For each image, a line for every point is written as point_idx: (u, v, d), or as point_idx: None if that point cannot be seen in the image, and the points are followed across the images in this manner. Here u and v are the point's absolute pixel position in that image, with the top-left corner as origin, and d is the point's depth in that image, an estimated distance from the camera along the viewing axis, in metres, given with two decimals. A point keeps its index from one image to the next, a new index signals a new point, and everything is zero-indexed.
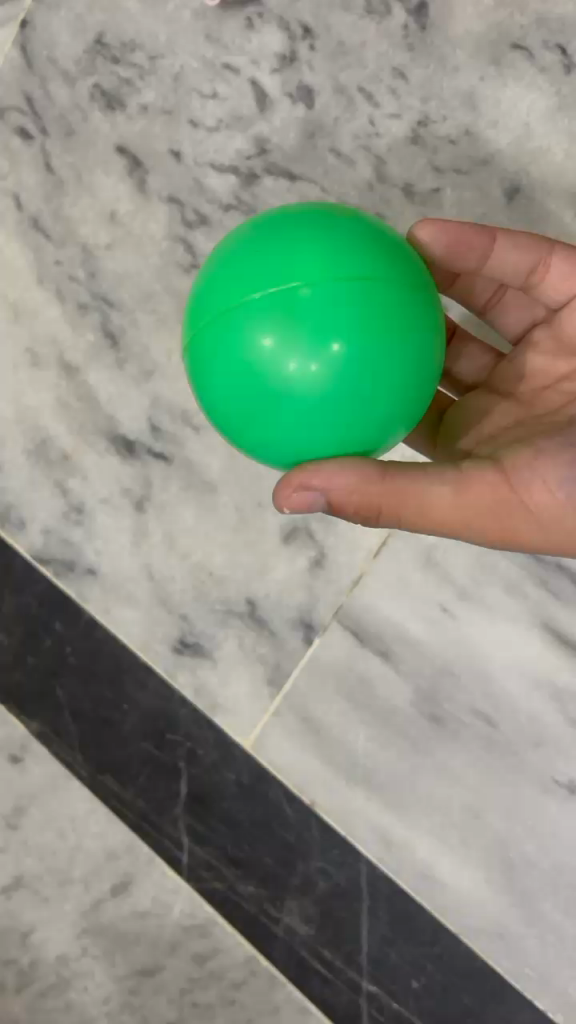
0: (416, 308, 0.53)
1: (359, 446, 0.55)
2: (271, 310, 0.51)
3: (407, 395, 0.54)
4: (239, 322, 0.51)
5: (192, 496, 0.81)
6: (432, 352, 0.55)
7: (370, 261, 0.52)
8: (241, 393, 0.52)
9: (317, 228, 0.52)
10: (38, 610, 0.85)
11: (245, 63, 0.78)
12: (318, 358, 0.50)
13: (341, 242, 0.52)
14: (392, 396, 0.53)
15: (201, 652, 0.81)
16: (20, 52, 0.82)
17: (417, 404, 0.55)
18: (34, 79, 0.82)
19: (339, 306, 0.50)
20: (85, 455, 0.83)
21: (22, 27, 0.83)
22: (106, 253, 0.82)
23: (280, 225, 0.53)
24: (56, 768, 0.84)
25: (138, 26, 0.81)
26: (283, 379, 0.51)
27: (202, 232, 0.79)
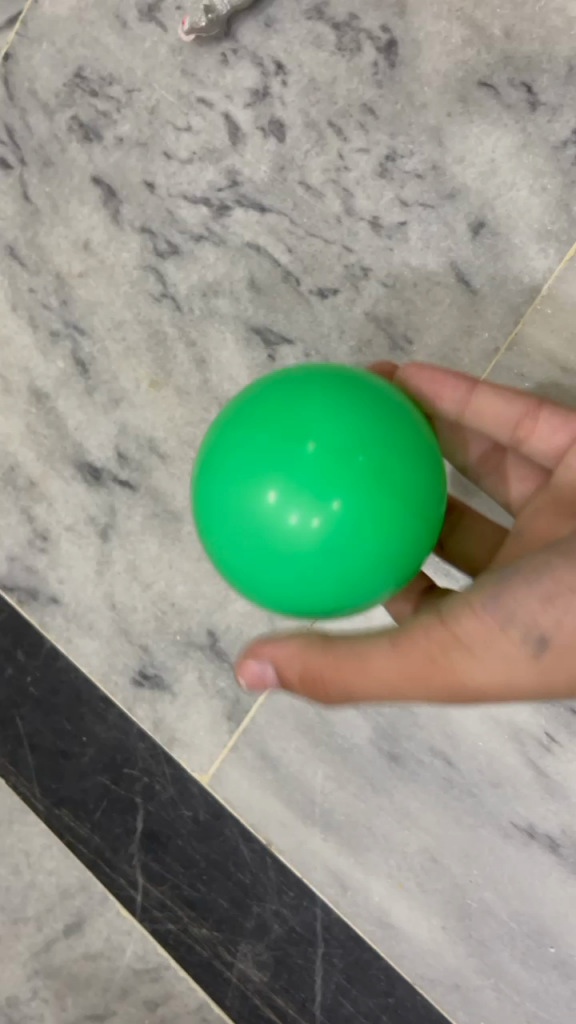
0: (419, 464, 0.53)
1: (360, 596, 0.53)
2: (282, 468, 0.50)
3: (408, 551, 0.53)
4: (243, 472, 0.51)
5: (157, 525, 0.81)
6: (437, 503, 0.55)
7: (372, 425, 0.52)
8: (245, 545, 0.52)
9: (326, 390, 0.53)
10: (0, 638, 0.84)
11: (218, 98, 0.78)
12: (318, 510, 0.50)
13: (346, 406, 0.52)
14: (395, 548, 0.52)
15: (160, 686, 0.80)
16: (2, 84, 0.84)
17: (420, 553, 0.55)
18: (15, 111, 0.84)
19: (345, 464, 0.50)
20: (51, 484, 0.83)
21: (5, 59, 0.84)
22: (79, 281, 0.82)
23: (287, 389, 0.53)
24: (14, 801, 0.82)
25: (116, 60, 0.81)
26: (285, 532, 0.50)
27: (173, 263, 0.80)
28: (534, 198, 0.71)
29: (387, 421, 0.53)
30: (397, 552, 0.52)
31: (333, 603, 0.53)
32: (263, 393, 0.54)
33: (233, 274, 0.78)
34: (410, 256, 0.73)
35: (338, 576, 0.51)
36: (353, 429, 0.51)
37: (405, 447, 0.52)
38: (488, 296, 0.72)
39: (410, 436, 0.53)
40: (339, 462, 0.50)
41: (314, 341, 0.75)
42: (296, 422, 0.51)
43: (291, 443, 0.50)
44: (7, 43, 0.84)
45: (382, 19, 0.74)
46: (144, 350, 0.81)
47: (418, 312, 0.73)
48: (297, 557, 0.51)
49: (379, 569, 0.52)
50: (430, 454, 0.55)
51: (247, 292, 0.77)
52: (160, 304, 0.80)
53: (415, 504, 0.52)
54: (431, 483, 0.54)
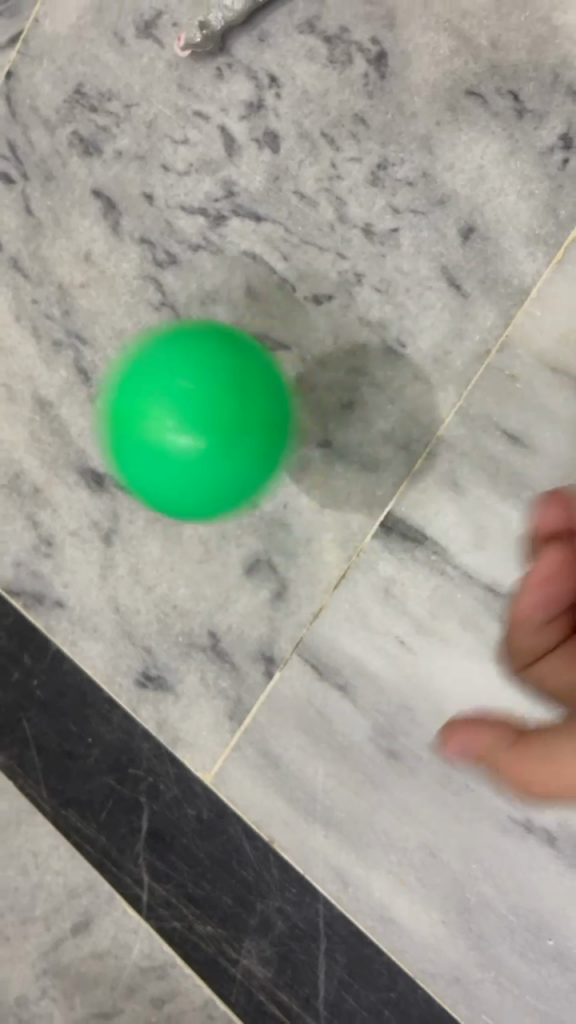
0: (259, 393, 0.63)
1: (208, 505, 0.65)
2: (154, 391, 0.61)
3: (255, 470, 0.65)
4: (133, 395, 0.62)
5: (159, 528, 0.82)
6: (280, 428, 0.65)
7: (228, 364, 0.62)
8: (139, 465, 0.63)
9: (207, 337, 0.64)
10: (7, 641, 0.88)
11: (214, 111, 0.80)
12: (183, 432, 0.61)
13: (213, 351, 0.63)
14: (238, 466, 0.63)
15: (163, 686, 0.81)
16: (5, 102, 0.89)
17: (269, 468, 0.66)
18: (17, 127, 0.88)
19: (198, 397, 0.61)
20: (55, 490, 0.87)
21: (6, 79, 0.89)
22: (80, 292, 0.85)
23: (210, 335, 0.64)
24: (23, 802, 0.86)
25: (115, 77, 0.84)
26: (157, 446, 0.61)
27: (171, 272, 0.82)
28: (523, 203, 0.72)
29: (249, 369, 0.63)
30: (244, 472, 0.64)
31: (210, 507, 0.65)
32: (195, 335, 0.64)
33: (230, 281, 0.79)
34: (402, 262, 0.75)
35: (187, 488, 0.63)
36: (224, 372, 0.62)
37: (271, 393, 0.64)
38: (479, 300, 0.73)
39: (270, 385, 0.65)
40: (213, 393, 0.61)
41: (310, 346, 0.76)
42: (190, 363, 0.62)
43: (166, 375, 0.61)
44: (9, 61, 0.89)
45: (372, 32, 0.75)
46: None
47: (411, 316, 0.74)
48: (168, 466, 0.62)
49: (233, 482, 0.64)
50: (285, 404, 0.67)
51: (244, 300, 0.79)
52: (159, 312, 0.82)
53: (261, 432, 0.63)
54: (280, 419, 0.65)
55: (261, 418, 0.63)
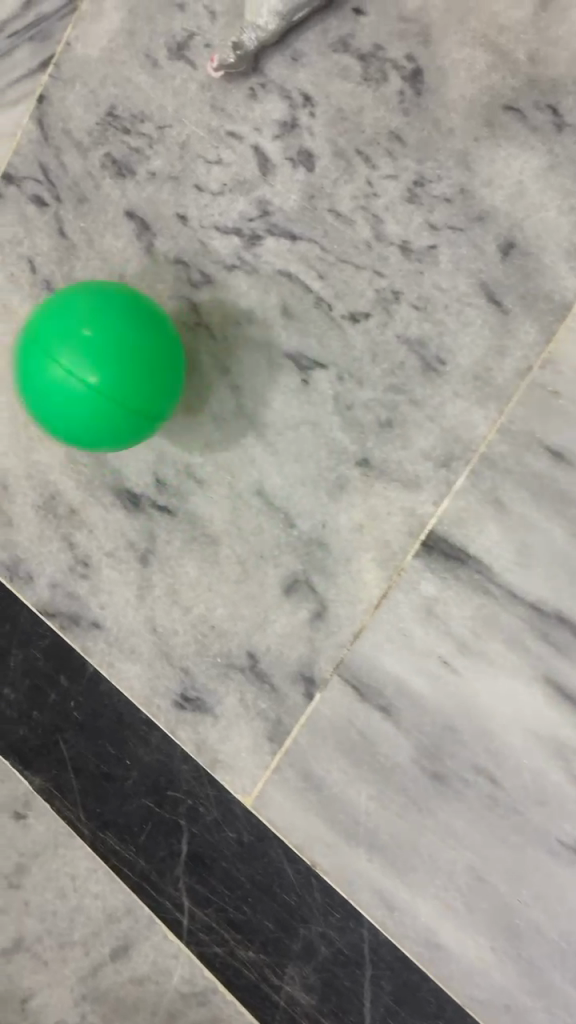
0: (161, 354, 0.71)
1: (107, 443, 0.72)
2: (63, 339, 0.68)
3: (146, 418, 0.71)
4: (46, 340, 0.68)
5: (196, 548, 0.82)
6: (168, 385, 0.72)
7: (131, 322, 0.70)
8: (48, 399, 0.69)
9: (116, 297, 0.71)
10: (43, 663, 0.88)
11: (248, 131, 0.80)
12: (84, 375, 0.67)
13: (118, 306, 0.70)
14: (128, 409, 0.69)
15: (202, 709, 0.81)
16: (37, 126, 0.90)
17: (158, 417, 0.73)
18: (50, 151, 0.89)
19: (101, 349, 0.68)
20: (91, 510, 0.87)
21: (39, 103, 0.90)
22: None
23: (116, 293, 0.71)
24: (60, 825, 0.86)
25: (147, 99, 0.84)
26: (62, 387, 0.68)
27: (206, 292, 0.82)
28: (563, 217, 0.72)
29: (154, 334, 0.71)
30: (133, 412, 0.70)
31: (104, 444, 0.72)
32: (107, 290, 0.71)
33: (265, 301, 0.79)
34: (440, 279, 0.74)
35: (88, 426, 0.70)
36: (122, 324, 0.69)
37: (168, 346, 0.72)
38: (520, 317, 0.72)
39: (168, 340, 0.73)
40: (109, 341, 0.68)
41: (345, 366, 0.77)
42: (94, 316, 0.69)
43: (73, 326, 0.68)
44: (41, 85, 0.90)
45: (407, 49, 0.75)
46: None
47: (450, 333, 0.74)
48: (68, 403, 0.68)
49: (125, 426, 0.70)
50: (177, 362, 0.74)
51: (280, 320, 0.79)
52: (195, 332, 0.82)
53: (156, 386, 0.71)
54: (172, 365, 0.73)
55: (156, 377, 0.71)
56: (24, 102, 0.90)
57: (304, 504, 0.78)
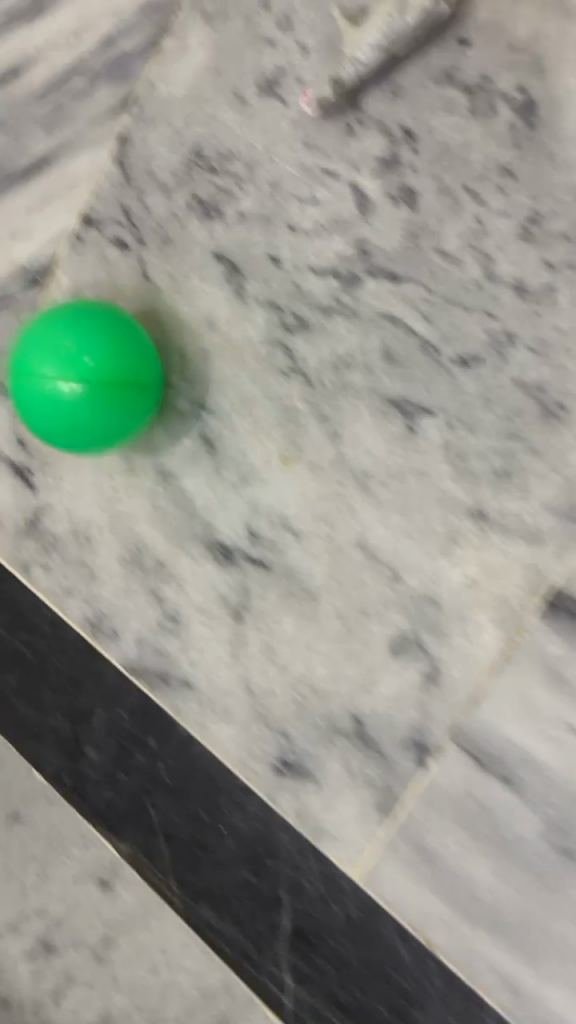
0: (145, 365, 0.78)
1: (100, 443, 0.78)
2: (46, 354, 0.73)
3: (127, 418, 0.77)
4: (38, 352, 0.74)
5: (294, 604, 0.78)
6: (145, 388, 0.78)
7: (110, 333, 0.75)
8: (30, 418, 0.77)
9: (82, 310, 0.76)
10: (130, 724, 0.85)
11: (344, 168, 0.77)
12: (66, 385, 0.73)
13: (107, 324, 0.76)
14: (125, 417, 0.77)
15: (303, 775, 0.77)
16: (118, 167, 0.88)
17: (135, 415, 0.78)
18: (133, 193, 0.87)
19: (91, 359, 0.74)
20: (179, 562, 0.84)
21: (120, 142, 0.88)
22: (205, 360, 0.82)
23: (87, 307, 0.77)
24: (149, 895, 0.81)
25: (236, 137, 0.82)
26: (54, 396, 0.74)
27: (301, 337, 0.78)
28: None
29: (124, 339, 0.76)
30: (129, 421, 0.78)
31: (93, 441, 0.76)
32: (61, 306, 0.77)
33: (365, 346, 0.76)
34: (558, 320, 0.72)
35: (81, 428, 0.75)
36: (113, 343, 0.75)
37: (136, 351, 0.77)
38: None
39: (141, 350, 0.78)
40: (98, 357, 0.74)
41: (455, 412, 0.73)
42: (80, 329, 0.75)
43: (62, 339, 0.74)
44: (122, 125, 0.88)
45: (517, 79, 0.74)
46: (274, 427, 0.80)
47: (572, 378, 0.71)
48: (64, 411, 0.74)
49: (104, 425, 0.75)
50: (146, 359, 0.79)
51: (381, 365, 0.75)
52: (290, 380, 0.79)
53: (118, 387, 0.75)
54: (149, 378, 0.79)
55: (125, 377, 0.76)
56: (106, 142, 0.89)
57: (412, 558, 0.74)
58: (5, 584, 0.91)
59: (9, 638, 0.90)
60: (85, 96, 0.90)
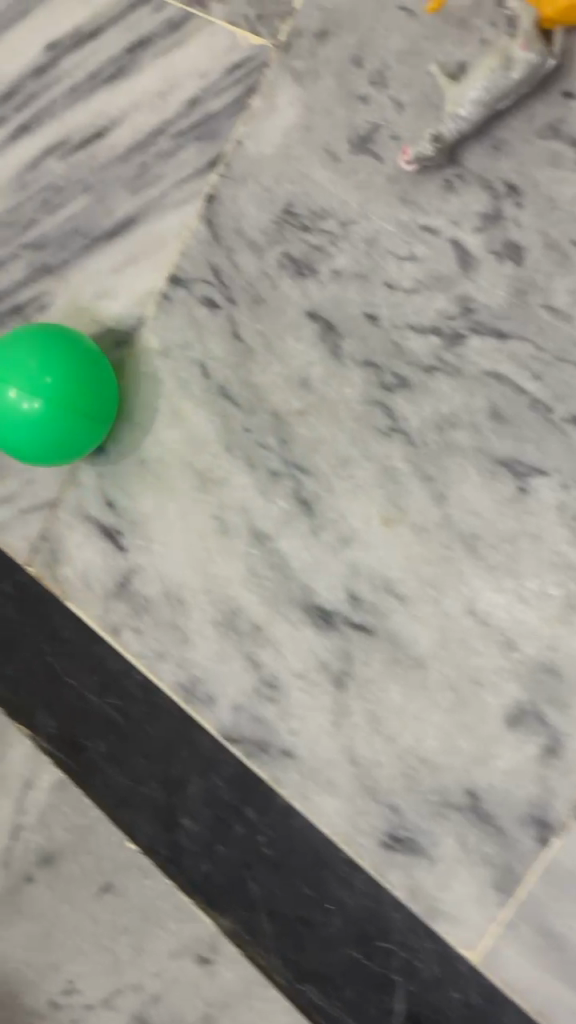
0: (102, 385, 0.84)
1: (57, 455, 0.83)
2: (10, 372, 0.79)
3: (82, 433, 0.82)
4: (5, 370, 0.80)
5: (400, 671, 0.76)
6: (100, 407, 0.84)
7: (70, 355, 0.81)
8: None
9: (47, 331, 0.82)
10: (227, 794, 0.83)
11: (444, 224, 0.76)
12: (24, 402, 0.79)
13: (70, 350, 0.81)
14: (80, 433, 0.82)
15: (414, 851, 0.75)
16: (207, 226, 0.87)
17: (89, 431, 0.83)
18: (222, 251, 0.86)
19: (50, 378, 0.79)
20: (276, 625, 0.82)
21: (208, 201, 0.87)
22: (298, 420, 0.82)
23: (55, 329, 0.83)
24: (251, 973, 0.80)
25: (328, 194, 0.81)
26: (16, 411, 0.79)
27: (401, 396, 0.77)
28: None
29: (84, 360, 0.82)
30: (85, 435, 0.83)
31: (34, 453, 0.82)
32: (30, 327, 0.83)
33: (470, 405, 0.75)
34: None
35: (40, 441, 0.81)
36: (74, 364, 0.81)
37: (96, 371, 0.83)
38: None
39: (99, 371, 0.83)
40: (58, 378, 0.80)
41: (570, 473, 0.71)
42: (44, 350, 0.80)
43: (24, 359, 0.79)
44: (210, 184, 0.87)
45: None
46: (375, 489, 0.78)
47: None
48: (19, 425, 0.80)
49: (57, 439, 0.81)
50: (103, 380, 0.84)
51: (489, 424, 0.74)
52: (390, 440, 0.78)
53: (74, 405, 0.81)
54: (105, 399, 0.85)
55: (85, 397, 0.82)
56: (193, 202, 0.88)
57: (527, 624, 0.71)
58: (95, 647, 0.92)
59: (100, 703, 0.90)
60: (171, 156, 0.89)
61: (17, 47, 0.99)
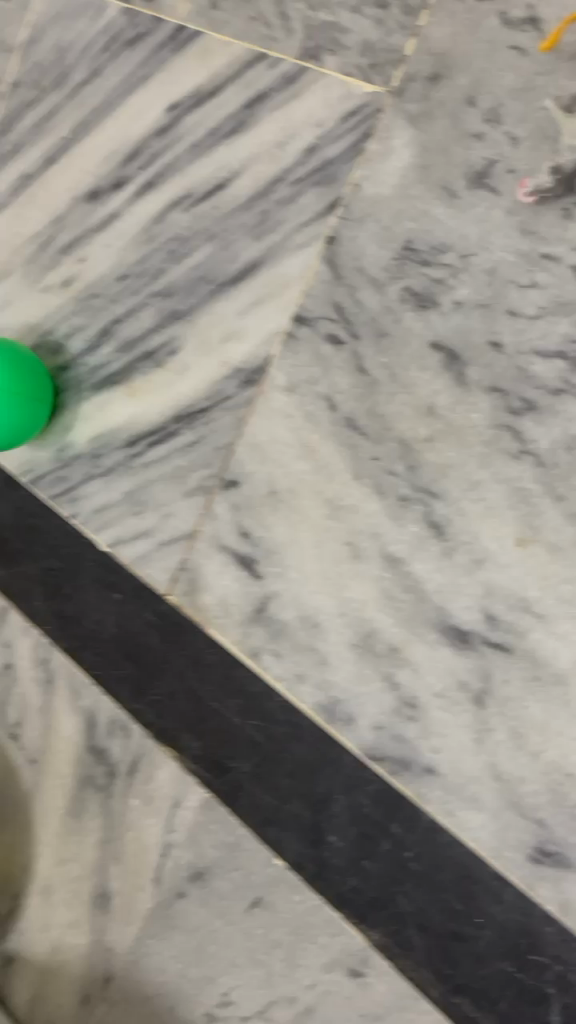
0: (32, 391, 1.03)
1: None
2: None
3: (16, 428, 1.02)
4: None
5: (541, 686, 0.80)
6: (31, 410, 1.03)
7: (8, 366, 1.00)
8: None
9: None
10: (372, 811, 0.87)
11: (565, 251, 0.79)
12: None
13: (9, 360, 1.01)
14: (17, 428, 1.02)
15: (564, 865, 0.78)
16: (329, 266, 0.92)
17: (21, 428, 1.03)
18: (344, 289, 0.91)
19: None
20: (414, 647, 0.85)
21: (328, 241, 0.92)
22: (426, 447, 0.85)
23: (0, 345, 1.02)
24: (403, 986, 0.83)
25: (447, 229, 0.85)
26: None
27: (529, 419, 0.81)
28: None
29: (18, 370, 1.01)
30: (18, 430, 1.02)
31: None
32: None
33: None
34: None
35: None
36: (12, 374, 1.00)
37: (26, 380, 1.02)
38: None
39: (29, 379, 1.03)
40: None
41: None
42: None
43: None
44: (329, 225, 0.92)
45: None
46: (507, 511, 0.81)
47: None
48: None
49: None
50: (33, 387, 1.04)
51: None
52: (519, 462, 0.81)
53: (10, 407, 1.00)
54: (36, 398, 1.04)
55: (22, 399, 1.01)
56: (312, 243, 0.93)
57: None
58: (235, 671, 0.96)
59: (243, 724, 0.95)
60: (291, 201, 0.94)
61: (140, 110, 1.06)
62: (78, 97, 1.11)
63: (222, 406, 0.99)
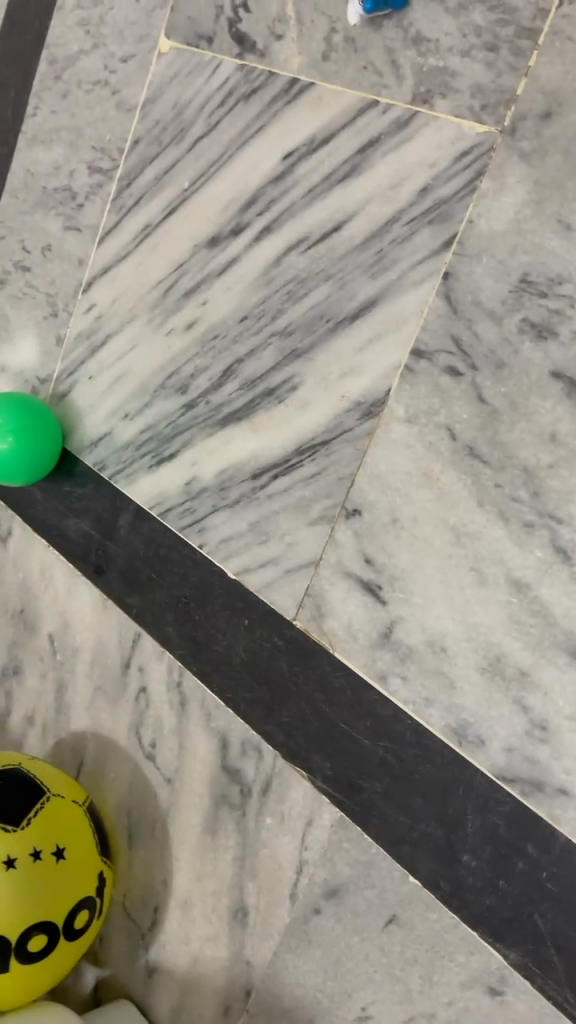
0: (44, 436, 1.23)
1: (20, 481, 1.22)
2: None
3: (29, 468, 1.21)
4: None
5: None
6: (42, 453, 1.23)
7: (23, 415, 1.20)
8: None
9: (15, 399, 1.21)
10: (506, 832, 0.89)
11: None
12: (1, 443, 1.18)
13: (25, 411, 1.21)
14: (30, 468, 1.21)
15: None
16: (445, 300, 0.95)
17: (35, 468, 1.22)
18: (461, 322, 0.94)
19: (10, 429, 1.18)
20: (543, 669, 0.88)
21: (444, 277, 0.95)
22: (549, 474, 0.88)
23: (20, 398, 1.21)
24: (543, 1002, 0.85)
25: (564, 262, 0.88)
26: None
27: None
28: None
29: (31, 419, 1.21)
30: (33, 469, 1.22)
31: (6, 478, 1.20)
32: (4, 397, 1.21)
33: None
34: None
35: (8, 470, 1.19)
36: (26, 422, 1.20)
37: (39, 427, 1.22)
38: None
39: (42, 426, 1.22)
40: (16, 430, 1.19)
41: None
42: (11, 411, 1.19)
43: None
44: (445, 262, 0.95)
45: None
46: None
47: None
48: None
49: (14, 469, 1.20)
50: (44, 434, 1.23)
51: None
52: None
53: (26, 450, 1.20)
54: (50, 443, 1.24)
55: (36, 443, 1.21)
56: (428, 279, 0.96)
57: None
58: (364, 695, 0.99)
59: (373, 747, 0.98)
60: (405, 240, 0.98)
61: (256, 159, 1.11)
62: (196, 150, 1.17)
63: (342, 437, 1.03)
